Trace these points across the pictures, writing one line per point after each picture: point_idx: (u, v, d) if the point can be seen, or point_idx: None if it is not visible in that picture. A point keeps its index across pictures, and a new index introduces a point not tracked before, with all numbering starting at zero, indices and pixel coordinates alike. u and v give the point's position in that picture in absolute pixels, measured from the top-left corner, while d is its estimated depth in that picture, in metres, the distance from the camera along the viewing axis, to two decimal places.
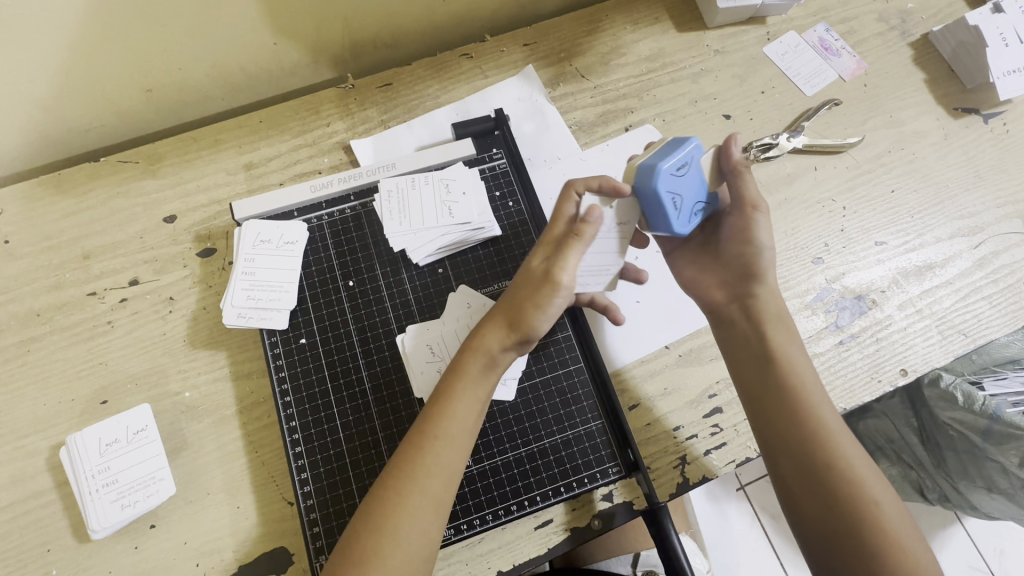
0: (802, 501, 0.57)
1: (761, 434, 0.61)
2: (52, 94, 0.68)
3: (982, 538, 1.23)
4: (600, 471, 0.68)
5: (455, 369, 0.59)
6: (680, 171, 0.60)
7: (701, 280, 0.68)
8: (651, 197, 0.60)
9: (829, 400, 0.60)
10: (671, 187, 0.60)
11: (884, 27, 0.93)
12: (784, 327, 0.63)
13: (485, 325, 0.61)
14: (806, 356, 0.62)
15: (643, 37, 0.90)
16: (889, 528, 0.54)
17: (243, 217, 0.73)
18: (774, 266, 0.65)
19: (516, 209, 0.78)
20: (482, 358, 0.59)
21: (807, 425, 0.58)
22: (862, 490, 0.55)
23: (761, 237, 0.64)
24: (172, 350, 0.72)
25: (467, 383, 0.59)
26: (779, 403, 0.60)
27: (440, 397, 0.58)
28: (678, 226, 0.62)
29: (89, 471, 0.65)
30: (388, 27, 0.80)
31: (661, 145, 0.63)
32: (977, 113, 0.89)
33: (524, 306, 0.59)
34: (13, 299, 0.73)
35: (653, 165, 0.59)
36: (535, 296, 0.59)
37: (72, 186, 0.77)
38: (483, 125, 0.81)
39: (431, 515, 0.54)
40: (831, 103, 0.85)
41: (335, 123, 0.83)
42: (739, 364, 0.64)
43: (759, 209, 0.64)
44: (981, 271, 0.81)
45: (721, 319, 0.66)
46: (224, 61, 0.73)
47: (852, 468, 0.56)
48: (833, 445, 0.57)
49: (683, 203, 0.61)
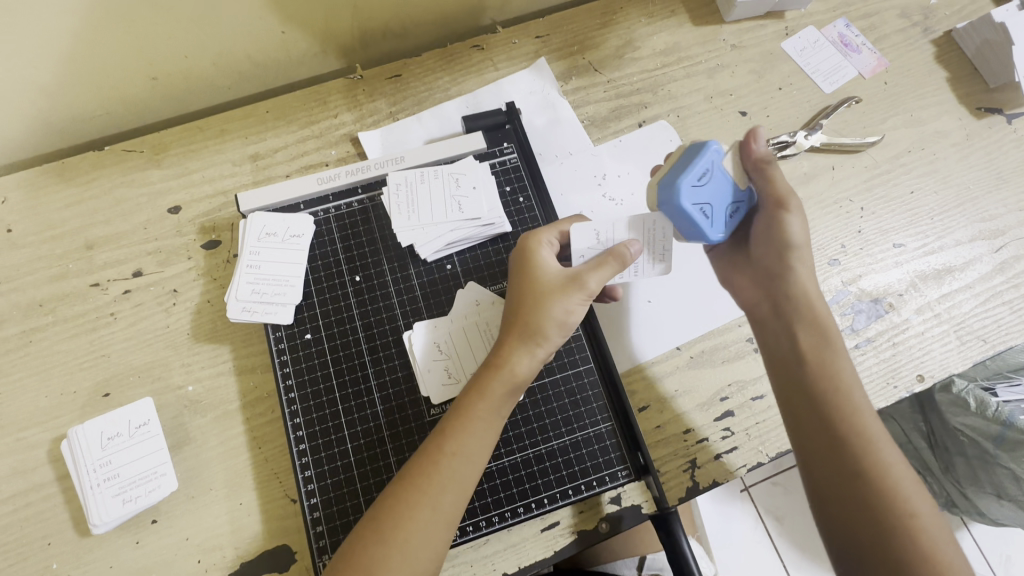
0: (834, 503, 0.56)
1: (794, 434, 0.60)
2: (56, 81, 0.67)
3: (989, 546, 1.21)
4: (609, 474, 0.66)
5: (480, 386, 0.58)
6: (704, 179, 0.57)
7: (735, 280, 0.70)
8: (680, 216, 0.56)
9: (871, 405, 0.59)
10: (698, 200, 0.57)
11: (906, 24, 0.90)
12: (821, 331, 0.61)
13: (507, 341, 0.59)
14: (848, 362, 0.60)
15: (657, 30, 0.88)
16: (929, 543, 0.52)
17: (249, 210, 0.72)
18: (808, 260, 0.64)
19: (527, 205, 0.76)
20: (507, 379, 0.58)
21: (839, 428, 0.57)
22: (899, 502, 0.54)
23: (794, 239, 0.63)
24: (175, 343, 0.71)
25: (492, 399, 0.57)
26: (812, 406, 0.59)
27: (462, 412, 0.57)
28: (715, 235, 0.59)
29: (90, 465, 0.64)
30: (399, 16, 0.79)
31: (680, 153, 0.58)
32: (1000, 113, 0.87)
33: (541, 317, 0.58)
34: (16, 288, 0.72)
35: (675, 181, 0.55)
36: (558, 304, 0.59)
37: (76, 175, 0.76)
38: (494, 119, 0.79)
39: (441, 528, 0.53)
40: (787, 145, 0.82)
41: (342, 114, 0.81)
42: (774, 366, 0.64)
43: (789, 207, 0.62)
44: (1002, 276, 0.79)
45: (759, 320, 0.67)
46: (230, 49, 0.72)
47: (886, 475, 0.55)
48: (870, 451, 0.56)
49: (715, 210, 0.58)
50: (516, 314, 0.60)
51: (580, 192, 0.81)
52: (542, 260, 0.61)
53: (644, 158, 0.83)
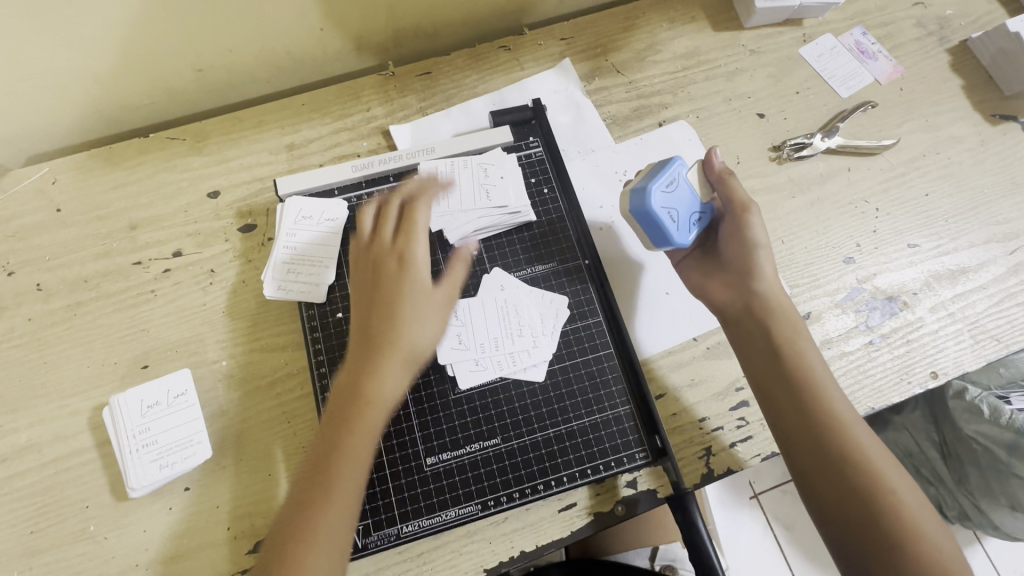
0: (824, 493, 0.59)
1: (777, 429, 0.63)
2: (110, 69, 0.71)
3: (1002, 560, 1.20)
4: (627, 456, 0.68)
5: (349, 404, 0.58)
6: (669, 188, 0.66)
7: (705, 286, 0.70)
8: (648, 216, 0.65)
9: (839, 390, 0.62)
10: (664, 204, 0.65)
11: (922, 33, 0.93)
12: (791, 325, 0.65)
13: (376, 349, 0.60)
14: (815, 350, 0.64)
15: (678, 34, 0.91)
16: (910, 517, 0.56)
17: (286, 195, 0.76)
18: (771, 260, 0.68)
19: (551, 196, 0.79)
20: (374, 392, 0.59)
21: (818, 418, 0.60)
22: (881, 483, 0.57)
23: (758, 237, 0.67)
24: (211, 320, 0.74)
25: (365, 427, 0.58)
26: (792, 399, 0.62)
27: (339, 425, 0.57)
28: (681, 237, 0.66)
29: (130, 432, 0.67)
30: (431, 18, 0.83)
31: (650, 168, 0.69)
32: (1015, 120, 0.89)
33: (404, 340, 0.61)
34: (63, 264, 0.75)
35: (644, 187, 0.65)
36: (422, 313, 0.63)
37: (122, 160, 0.80)
38: (521, 114, 0.82)
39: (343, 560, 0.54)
40: (803, 146, 0.85)
41: (374, 108, 0.85)
42: (750, 362, 0.66)
43: (749, 210, 0.68)
44: (1015, 278, 0.81)
45: (733, 323, 0.68)
46: (272, 44, 0.76)
47: (867, 462, 0.58)
48: (848, 438, 0.59)
49: (681, 215, 0.66)
50: (380, 321, 0.62)
51: (602, 186, 0.83)
52: (412, 277, 0.64)
53: (665, 155, 0.85)
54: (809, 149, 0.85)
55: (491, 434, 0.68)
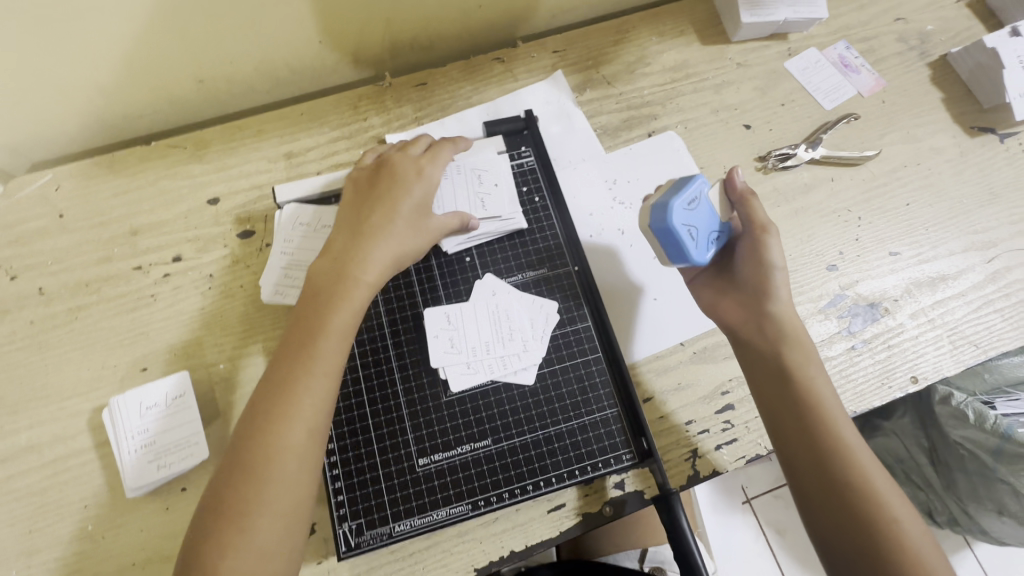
0: (823, 515, 0.59)
1: (782, 450, 0.63)
2: (113, 80, 0.73)
3: (991, 564, 1.22)
4: (614, 457, 0.70)
5: (336, 292, 0.64)
6: (692, 206, 0.64)
7: (719, 305, 0.71)
8: (669, 233, 0.63)
9: (848, 416, 0.62)
10: (685, 221, 0.64)
11: (903, 47, 0.96)
12: (803, 350, 0.65)
13: (362, 246, 0.67)
14: (825, 375, 0.64)
15: (667, 48, 0.94)
16: (910, 545, 0.55)
17: (284, 202, 0.78)
18: (787, 282, 0.68)
19: (542, 204, 0.81)
20: (357, 281, 0.65)
21: (824, 441, 0.60)
22: (883, 511, 0.57)
23: (777, 258, 0.66)
24: (209, 324, 0.76)
25: (335, 326, 0.62)
26: (797, 421, 0.62)
27: (325, 306, 0.63)
28: (701, 255, 0.64)
29: (129, 433, 0.68)
30: (427, 32, 0.85)
31: (671, 183, 0.67)
32: (993, 132, 0.92)
33: (389, 246, 0.68)
34: (65, 269, 0.77)
35: (667, 202, 0.63)
36: (406, 224, 0.70)
37: (123, 167, 0.82)
38: (514, 124, 0.85)
39: (305, 474, 0.57)
40: (787, 156, 0.87)
41: (371, 118, 0.87)
42: (759, 382, 0.66)
43: (770, 232, 0.67)
44: (993, 285, 0.83)
45: (744, 343, 0.68)
46: (271, 56, 0.78)
47: (871, 488, 0.58)
48: (853, 464, 0.59)
49: (700, 233, 0.65)
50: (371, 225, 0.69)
51: (592, 194, 0.85)
52: (405, 195, 0.71)
53: (654, 165, 0.88)
54: (794, 159, 0.88)
55: (482, 436, 0.70)
